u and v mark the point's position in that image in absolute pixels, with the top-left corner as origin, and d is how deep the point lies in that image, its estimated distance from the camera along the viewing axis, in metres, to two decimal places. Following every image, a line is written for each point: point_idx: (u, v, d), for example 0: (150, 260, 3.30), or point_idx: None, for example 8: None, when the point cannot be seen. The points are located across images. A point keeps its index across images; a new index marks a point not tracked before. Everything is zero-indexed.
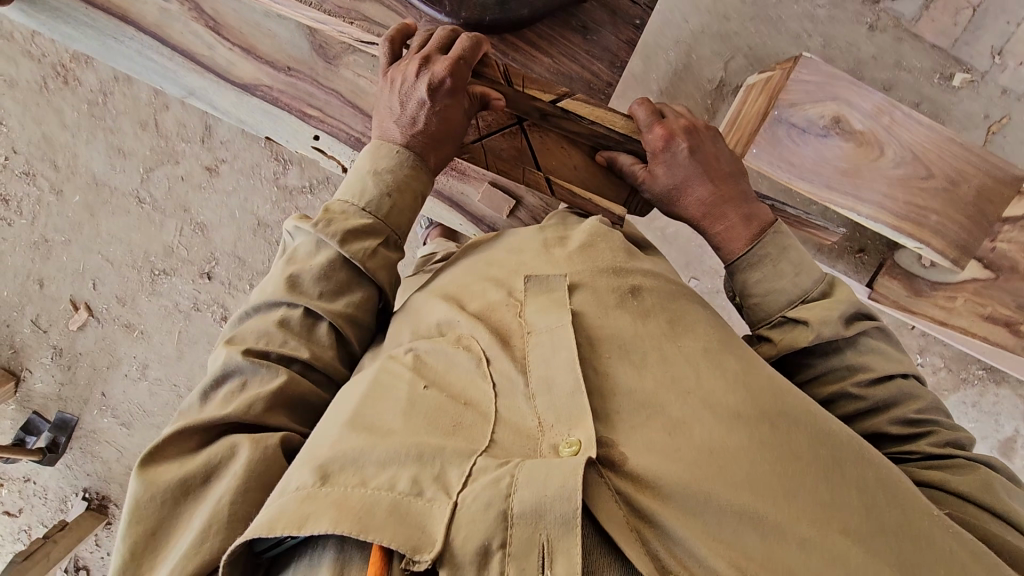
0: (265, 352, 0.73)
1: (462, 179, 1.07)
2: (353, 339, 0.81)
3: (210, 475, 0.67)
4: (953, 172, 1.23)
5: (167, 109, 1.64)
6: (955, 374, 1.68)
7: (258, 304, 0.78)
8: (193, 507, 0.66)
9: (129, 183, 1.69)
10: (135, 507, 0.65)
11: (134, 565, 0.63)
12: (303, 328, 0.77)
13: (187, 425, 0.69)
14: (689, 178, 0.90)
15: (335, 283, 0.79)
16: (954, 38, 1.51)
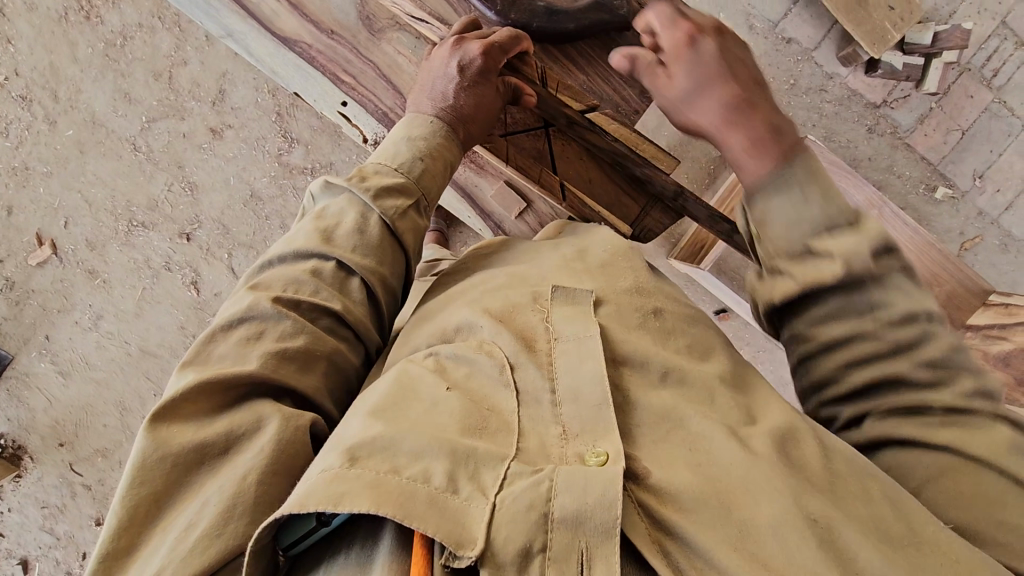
0: (295, 302, 0.68)
1: (478, 172, 1.11)
2: (383, 303, 0.76)
3: (232, 444, 0.59)
4: (929, 275, 1.29)
5: (185, 66, 1.62)
6: None
7: (287, 256, 0.73)
8: (209, 478, 0.57)
9: (128, 129, 1.65)
10: (140, 466, 0.56)
11: (132, 535, 0.55)
12: (334, 282, 0.72)
13: (207, 380, 0.60)
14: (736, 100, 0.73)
15: (370, 241, 0.75)
16: (942, 155, 1.62)
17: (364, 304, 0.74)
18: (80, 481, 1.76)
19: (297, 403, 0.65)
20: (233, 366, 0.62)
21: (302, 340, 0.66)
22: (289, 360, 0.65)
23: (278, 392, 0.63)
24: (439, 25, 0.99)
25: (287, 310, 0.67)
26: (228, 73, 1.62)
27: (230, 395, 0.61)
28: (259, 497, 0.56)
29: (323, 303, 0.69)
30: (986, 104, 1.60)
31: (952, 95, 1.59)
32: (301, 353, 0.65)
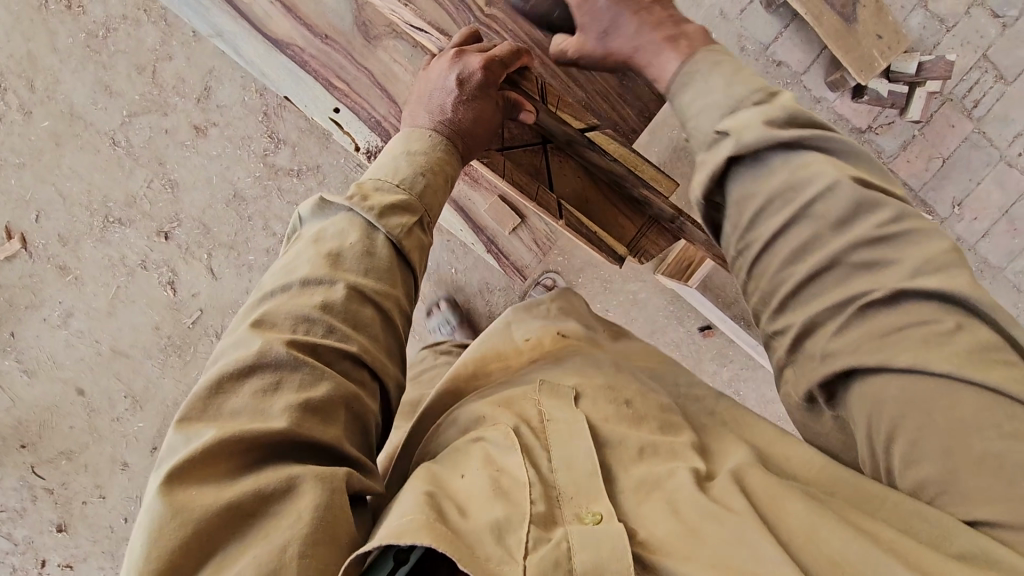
0: (311, 345, 0.58)
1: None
2: (399, 333, 0.67)
3: (264, 504, 0.51)
4: None
5: (169, 60, 1.58)
6: None
7: (287, 288, 0.62)
8: (241, 547, 0.49)
9: (108, 123, 1.60)
10: (156, 537, 0.48)
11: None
12: (348, 317, 0.62)
13: (227, 433, 0.52)
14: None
15: (379, 265, 0.66)
16: (924, 182, 1.65)
17: (380, 337, 0.65)
18: (41, 485, 1.69)
19: (324, 457, 0.56)
20: (251, 419, 0.54)
21: (328, 385, 0.57)
22: (312, 413, 0.56)
23: (303, 446, 0.55)
24: (438, 35, 0.95)
25: (304, 355, 0.58)
26: (214, 70, 1.58)
27: (254, 449, 0.53)
28: (306, 563, 0.48)
29: (342, 343, 0.60)
30: (966, 134, 1.63)
31: (935, 123, 1.63)
32: (326, 407, 0.57)
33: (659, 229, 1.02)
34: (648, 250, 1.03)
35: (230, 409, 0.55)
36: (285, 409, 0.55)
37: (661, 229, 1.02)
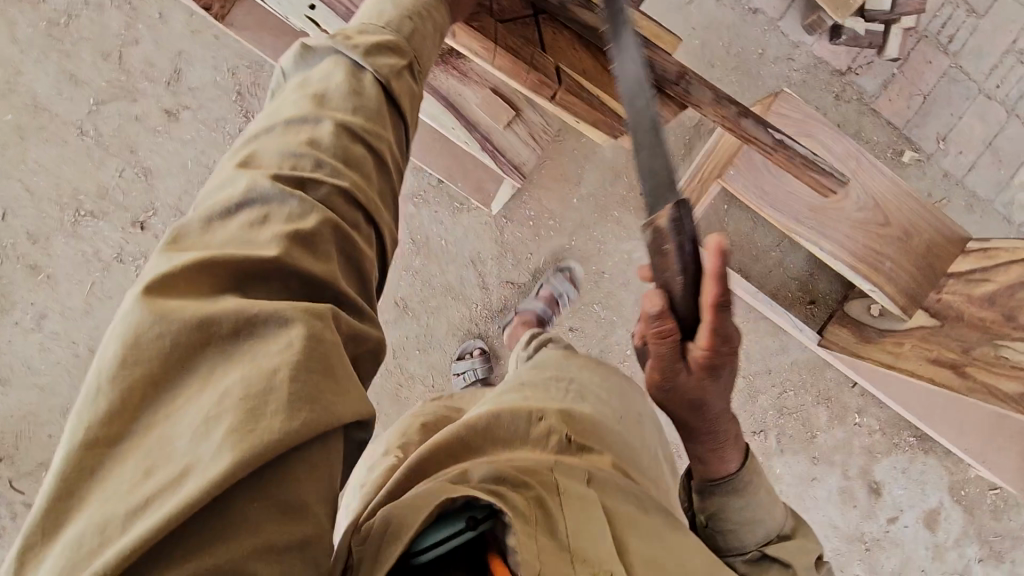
0: (297, 179, 0.56)
1: (462, 81, 1.10)
2: (394, 176, 0.64)
3: (246, 332, 0.48)
4: (908, 225, 1.30)
5: (137, 45, 1.53)
6: (888, 438, 1.71)
7: (273, 127, 0.59)
8: (221, 369, 0.47)
9: (75, 113, 1.54)
10: (135, 342, 0.46)
11: (121, 424, 0.44)
12: (338, 152, 0.58)
13: (213, 254, 0.50)
14: (681, 393, 0.68)
15: (368, 105, 0.62)
16: (906, 120, 1.65)
17: (374, 179, 0.62)
18: (20, 500, 1.59)
19: (313, 288, 0.54)
20: (238, 247, 0.51)
21: (319, 216, 0.55)
22: (302, 244, 0.54)
23: (297, 281, 0.53)
24: None
25: (289, 188, 0.55)
26: (185, 52, 1.54)
27: (239, 273, 0.51)
28: (292, 397, 0.47)
29: (334, 179, 0.57)
30: (943, 70, 1.64)
31: (912, 60, 1.64)
32: (316, 238, 0.54)
33: (665, 101, 0.97)
34: (654, 125, 0.99)
35: (217, 234, 0.52)
36: (276, 237, 0.53)
37: (667, 102, 0.97)
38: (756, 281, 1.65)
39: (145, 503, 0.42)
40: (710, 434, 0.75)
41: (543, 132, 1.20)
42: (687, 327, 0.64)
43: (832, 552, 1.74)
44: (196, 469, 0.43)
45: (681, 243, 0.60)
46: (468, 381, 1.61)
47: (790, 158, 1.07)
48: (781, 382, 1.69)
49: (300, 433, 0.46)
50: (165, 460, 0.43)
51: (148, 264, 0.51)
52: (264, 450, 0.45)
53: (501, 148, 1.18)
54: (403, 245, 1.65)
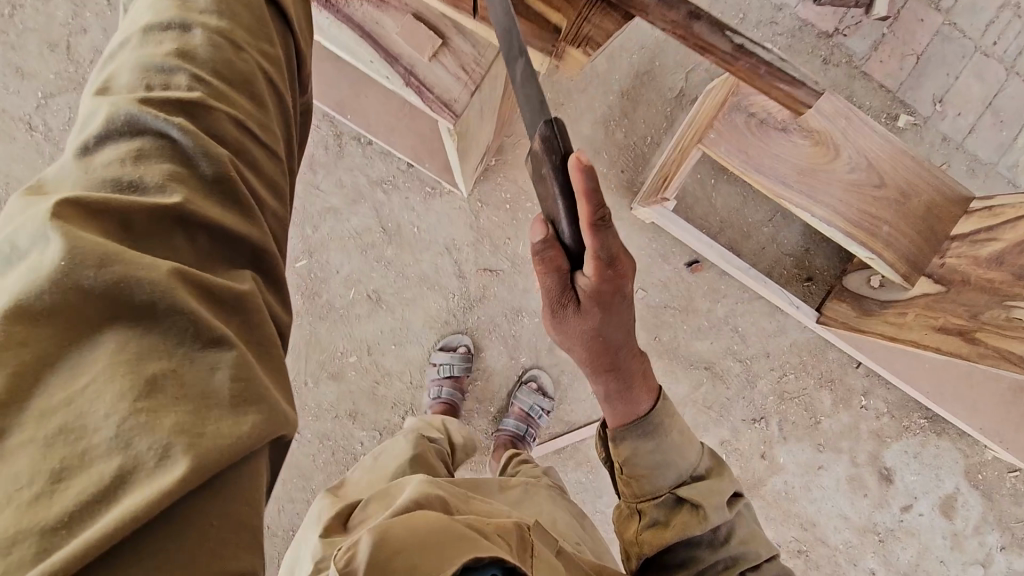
0: (168, 102, 0.46)
1: (380, 7, 0.95)
2: (286, 92, 0.55)
3: (163, 299, 0.39)
4: (905, 185, 1.19)
5: (85, 34, 1.46)
6: (897, 421, 1.60)
7: (136, 42, 0.50)
8: (137, 347, 0.38)
9: (23, 108, 1.47)
10: (16, 311, 0.36)
11: (6, 416, 0.34)
12: (215, 65, 0.49)
13: (111, 202, 0.41)
14: (580, 329, 0.71)
15: (239, 8, 0.53)
16: (900, 82, 1.56)
17: (265, 98, 0.52)
18: None
19: (221, 240, 0.46)
20: (133, 194, 0.43)
21: (217, 151, 0.46)
22: (206, 191, 0.45)
23: (212, 235, 0.45)
24: None
25: (162, 112, 0.45)
26: None
27: (142, 226, 0.42)
28: (237, 393, 0.40)
29: (221, 104, 0.48)
30: (936, 28, 1.55)
31: (902, 19, 1.55)
32: (217, 178, 0.46)
33: (606, 8, 0.80)
34: (595, 39, 0.83)
35: (92, 172, 0.43)
36: (167, 180, 0.44)
37: (608, 8, 0.80)
38: (749, 258, 1.56)
39: (68, 519, 0.34)
40: (618, 381, 0.75)
41: (479, 67, 0.97)
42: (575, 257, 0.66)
43: (843, 544, 1.63)
44: (131, 478, 0.35)
45: (552, 160, 0.61)
46: (441, 374, 1.50)
47: (757, 69, 0.83)
48: (781, 365, 1.59)
49: (255, 435, 0.39)
50: (79, 465, 0.35)
51: (4, 212, 0.41)
52: (220, 454, 0.37)
53: (426, 84, 0.96)
54: (373, 233, 1.53)
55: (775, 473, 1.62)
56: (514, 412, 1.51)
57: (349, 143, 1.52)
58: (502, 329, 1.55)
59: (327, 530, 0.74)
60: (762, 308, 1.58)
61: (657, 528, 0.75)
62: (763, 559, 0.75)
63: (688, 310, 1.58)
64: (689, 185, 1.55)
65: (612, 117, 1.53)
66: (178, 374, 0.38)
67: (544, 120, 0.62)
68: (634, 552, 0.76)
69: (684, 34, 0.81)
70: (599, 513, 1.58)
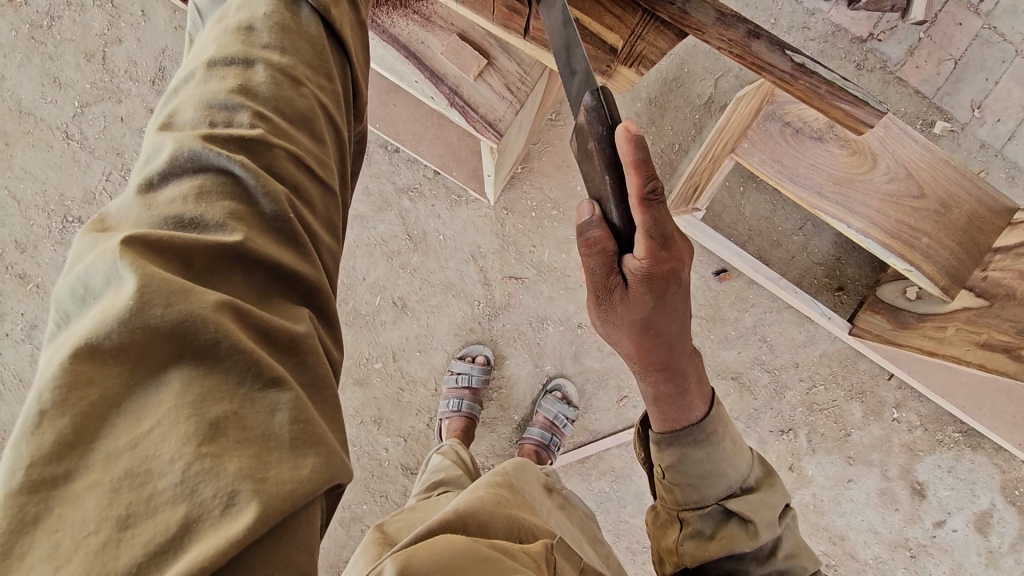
0: (230, 137, 0.47)
1: (425, 26, 0.96)
2: (343, 129, 0.56)
3: (226, 339, 0.41)
4: (945, 196, 1.16)
5: (120, 44, 1.48)
6: (931, 434, 1.56)
7: (197, 75, 0.51)
8: (200, 388, 0.39)
9: (59, 117, 1.50)
10: (89, 351, 0.38)
11: (77, 457, 0.36)
12: (276, 100, 0.50)
13: (173, 241, 0.42)
14: (630, 318, 0.69)
15: (300, 43, 0.54)
16: (937, 87, 1.52)
17: (325, 133, 0.53)
18: None
19: (275, 277, 0.47)
20: (192, 230, 0.44)
21: (278, 191, 0.47)
22: (264, 229, 0.47)
23: (272, 279, 0.47)
24: None
25: (227, 149, 0.47)
26: (168, 49, 1.49)
27: (201, 265, 0.43)
28: (295, 435, 0.41)
29: (281, 141, 0.49)
30: (975, 31, 1.51)
31: (940, 22, 1.51)
32: (276, 216, 0.47)
33: (660, 26, 0.80)
34: (648, 57, 0.82)
35: (154, 210, 0.44)
36: (227, 218, 0.45)
37: (661, 27, 0.81)
38: (778, 267, 1.53)
39: (137, 567, 0.34)
40: (669, 382, 0.72)
41: (523, 86, 0.96)
42: (624, 237, 0.67)
43: (874, 559, 1.59)
44: (196, 524, 0.36)
45: (599, 132, 0.63)
46: (460, 384, 1.48)
47: (817, 88, 0.80)
48: (811, 376, 1.56)
49: (313, 478, 0.41)
50: (145, 511, 0.36)
51: (72, 249, 0.43)
52: (282, 499, 0.38)
53: (470, 104, 0.96)
54: (399, 240, 1.53)
55: (803, 485, 1.59)
56: (538, 420, 1.50)
57: (376, 151, 1.52)
58: (528, 337, 1.54)
59: (372, 543, 0.78)
60: (792, 318, 1.55)
61: (701, 539, 0.70)
62: (809, 572, 0.72)
63: (715, 319, 1.56)
64: (718, 193, 1.52)
65: (640, 124, 1.51)
66: (239, 416, 0.40)
67: (590, 92, 0.64)
68: (672, 560, 0.72)
69: (741, 53, 0.80)
70: (623, 522, 1.57)
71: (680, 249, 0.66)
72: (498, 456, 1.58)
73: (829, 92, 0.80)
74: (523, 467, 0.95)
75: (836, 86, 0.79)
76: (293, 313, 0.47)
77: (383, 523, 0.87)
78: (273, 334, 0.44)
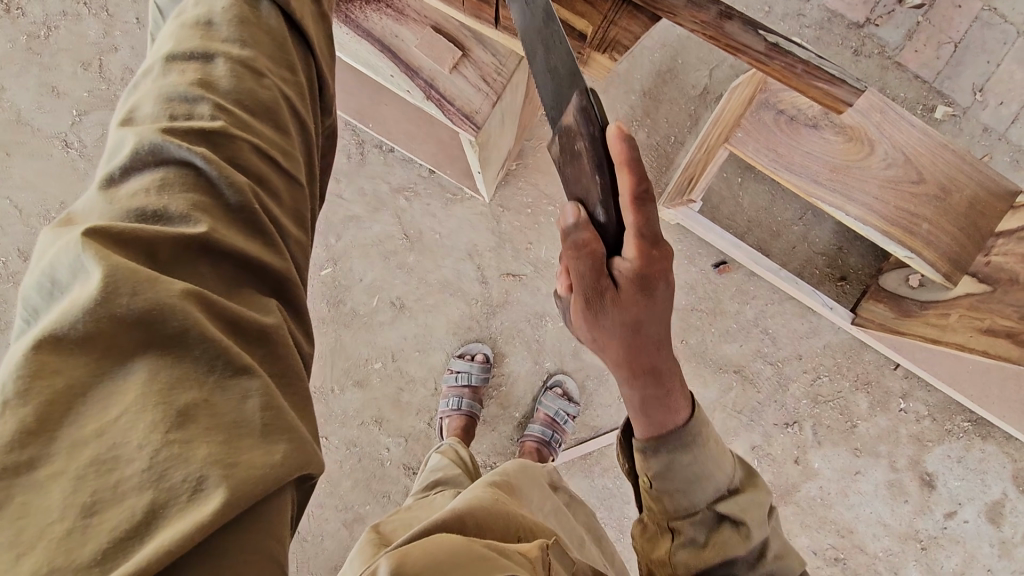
0: (192, 129, 0.47)
1: (400, 21, 0.95)
2: (311, 119, 0.56)
3: (192, 327, 0.41)
4: (945, 181, 1.14)
5: (115, 52, 1.50)
6: (940, 424, 1.53)
7: (158, 72, 0.51)
8: (167, 377, 0.39)
9: (58, 126, 1.51)
10: (54, 342, 0.38)
11: (40, 445, 0.36)
12: (239, 91, 0.50)
13: (136, 232, 0.42)
14: (616, 318, 0.63)
15: (262, 37, 0.54)
16: (937, 71, 1.49)
17: (293, 123, 0.53)
18: None
19: (243, 267, 0.47)
20: (155, 222, 0.44)
21: (240, 181, 0.47)
22: (229, 220, 0.46)
23: (241, 270, 0.47)
24: None
25: (189, 141, 0.46)
26: None
27: (164, 257, 0.43)
28: (266, 422, 0.41)
29: (244, 133, 0.49)
30: (975, 13, 1.48)
31: (938, 5, 1.49)
32: (241, 207, 0.47)
33: (633, 10, 0.79)
34: (621, 42, 0.82)
35: (117, 204, 0.44)
36: (192, 209, 0.45)
37: (634, 11, 0.79)
38: (779, 258, 1.51)
39: (103, 554, 0.34)
40: (655, 386, 0.66)
41: (500, 77, 0.96)
42: (612, 236, 0.63)
43: (884, 552, 1.57)
44: (163, 509, 0.36)
45: (592, 131, 0.61)
46: (460, 383, 1.48)
47: (793, 67, 0.80)
48: (815, 368, 1.54)
49: (283, 463, 0.40)
50: (110, 497, 0.35)
51: (37, 245, 0.43)
52: (252, 485, 0.38)
53: (447, 96, 0.95)
54: (395, 240, 1.53)
55: (810, 478, 1.57)
56: (539, 417, 1.50)
57: (370, 151, 1.53)
58: (527, 335, 1.54)
59: (367, 544, 0.77)
60: (793, 309, 1.53)
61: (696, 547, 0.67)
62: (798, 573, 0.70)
63: (716, 312, 1.55)
64: (714, 184, 1.51)
65: (634, 117, 1.50)
66: (208, 403, 0.40)
67: (580, 89, 0.62)
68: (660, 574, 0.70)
69: (714, 35, 0.79)
70: (628, 519, 1.55)
71: (668, 249, 0.62)
72: (499, 454, 1.58)
73: (806, 71, 0.80)
74: (524, 467, 0.94)
75: (811, 66, 0.79)
76: (262, 304, 0.47)
77: (377, 524, 0.86)
78: (240, 323, 0.44)
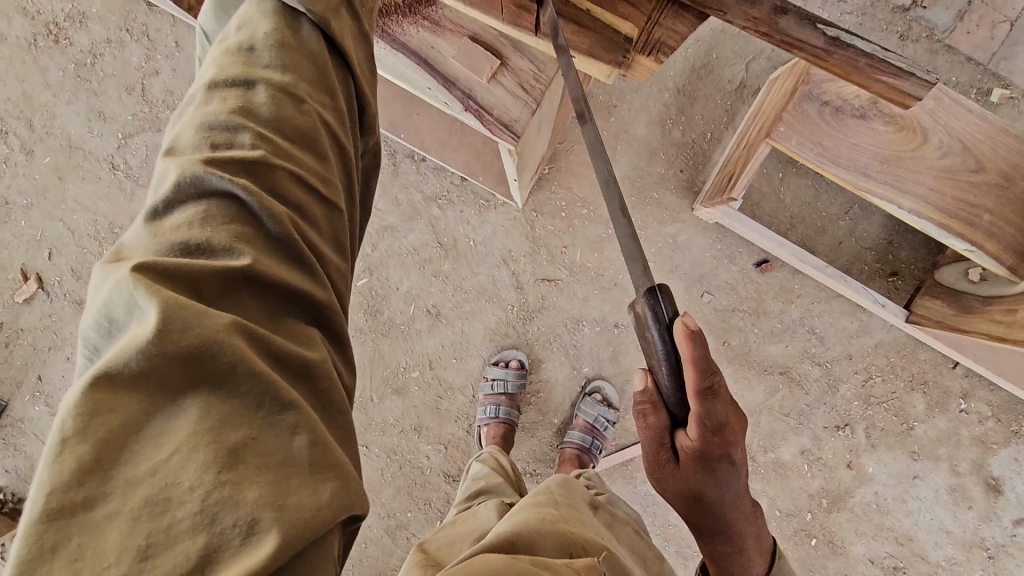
0: (233, 158, 0.47)
1: (435, 32, 0.95)
2: (350, 146, 0.56)
3: (242, 363, 0.41)
4: (1008, 167, 1.07)
5: (157, 75, 1.55)
6: (1006, 425, 1.45)
7: (199, 97, 0.51)
8: (220, 415, 0.40)
9: (105, 148, 1.58)
10: (108, 381, 0.38)
11: (95, 485, 0.36)
12: (277, 119, 0.51)
13: (182, 267, 0.42)
14: (675, 485, 0.65)
15: (302, 60, 0.54)
16: (992, 52, 1.41)
17: (333, 153, 0.54)
18: None
19: (290, 301, 0.47)
20: (200, 254, 0.44)
21: (280, 211, 0.48)
22: (271, 251, 0.47)
23: (287, 303, 0.47)
24: None
25: (230, 171, 0.47)
26: None
27: (211, 291, 0.43)
28: (314, 460, 0.42)
29: (284, 161, 0.49)
30: None
31: None
32: (282, 236, 0.47)
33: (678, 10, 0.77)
34: (666, 43, 0.80)
35: (161, 236, 0.44)
36: (235, 241, 0.45)
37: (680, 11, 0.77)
38: (825, 255, 1.45)
39: None
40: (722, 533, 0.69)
41: (538, 84, 0.95)
42: (678, 418, 0.63)
43: (947, 562, 1.48)
44: (217, 554, 0.36)
45: (658, 332, 0.59)
46: (496, 391, 1.47)
47: (854, 60, 0.77)
48: (866, 368, 1.48)
49: (331, 504, 0.41)
50: (164, 541, 0.35)
51: (90, 281, 0.43)
52: (303, 526, 0.38)
53: (485, 106, 0.94)
54: (430, 248, 1.54)
55: (864, 483, 1.50)
56: (578, 423, 1.48)
57: (402, 160, 1.53)
58: (564, 339, 1.52)
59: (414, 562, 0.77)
60: (842, 308, 1.47)
61: None
62: None
63: (759, 312, 1.49)
64: (755, 181, 1.46)
65: (668, 116, 1.46)
66: (259, 442, 0.40)
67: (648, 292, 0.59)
68: None
69: (768, 30, 0.77)
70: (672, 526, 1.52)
71: (733, 431, 0.62)
72: (540, 461, 1.56)
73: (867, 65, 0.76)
74: (567, 483, 0.93)
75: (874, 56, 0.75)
76: (308, 339, 0.47)
77: (424, 542, 0.85)
78: (285, 358, 0.44)
